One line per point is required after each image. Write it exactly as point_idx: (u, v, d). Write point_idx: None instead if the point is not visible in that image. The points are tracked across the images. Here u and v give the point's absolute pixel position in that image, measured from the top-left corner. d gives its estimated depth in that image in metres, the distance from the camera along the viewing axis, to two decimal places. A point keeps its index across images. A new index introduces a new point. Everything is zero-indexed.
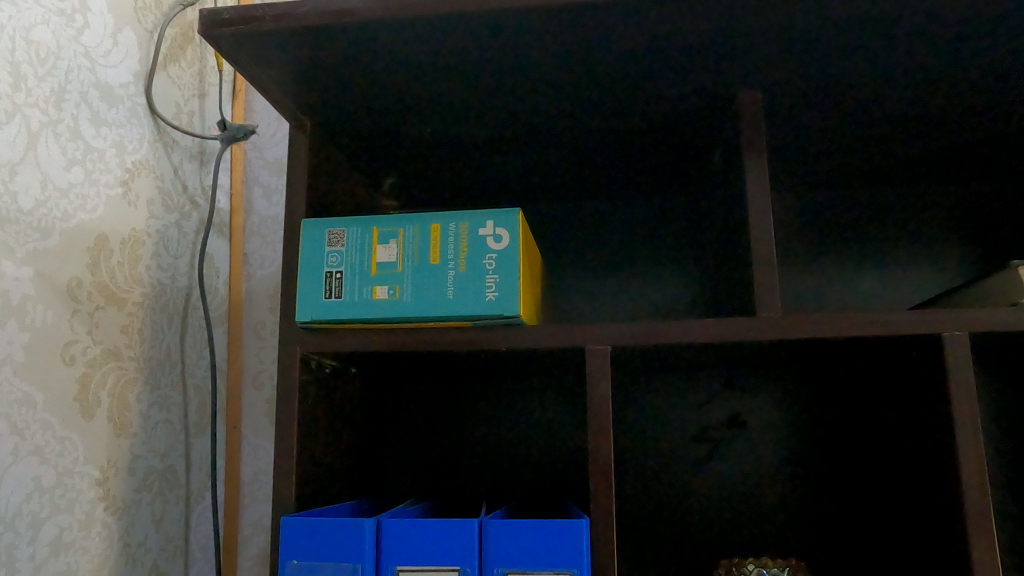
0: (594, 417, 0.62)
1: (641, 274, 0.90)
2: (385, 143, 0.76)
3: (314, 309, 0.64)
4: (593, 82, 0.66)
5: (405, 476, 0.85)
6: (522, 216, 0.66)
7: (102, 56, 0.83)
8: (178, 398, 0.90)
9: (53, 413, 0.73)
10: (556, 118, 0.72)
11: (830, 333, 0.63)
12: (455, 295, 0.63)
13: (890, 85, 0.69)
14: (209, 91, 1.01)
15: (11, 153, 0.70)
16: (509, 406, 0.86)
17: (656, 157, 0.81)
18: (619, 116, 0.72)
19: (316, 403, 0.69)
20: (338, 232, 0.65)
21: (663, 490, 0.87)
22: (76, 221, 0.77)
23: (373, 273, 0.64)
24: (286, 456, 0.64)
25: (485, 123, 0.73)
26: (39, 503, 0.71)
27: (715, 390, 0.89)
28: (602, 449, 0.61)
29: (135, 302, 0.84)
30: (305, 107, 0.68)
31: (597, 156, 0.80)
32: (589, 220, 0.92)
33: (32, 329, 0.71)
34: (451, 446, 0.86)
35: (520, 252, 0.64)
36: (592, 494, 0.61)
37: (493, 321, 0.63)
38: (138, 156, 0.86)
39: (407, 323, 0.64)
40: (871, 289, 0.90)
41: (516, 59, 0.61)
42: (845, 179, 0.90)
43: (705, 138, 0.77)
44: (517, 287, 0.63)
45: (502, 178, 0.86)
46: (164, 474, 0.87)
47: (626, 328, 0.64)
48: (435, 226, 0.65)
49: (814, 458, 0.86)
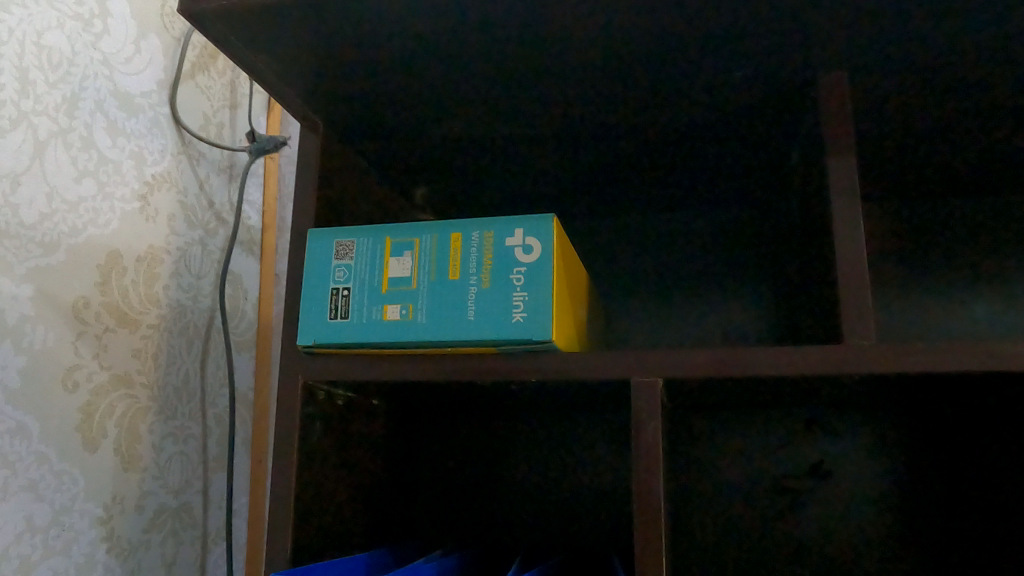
0: (641, 459, 0.51)
1: (706, 293, 0.79)
2: (412, 143, 0.69)
3: (317, 332, 0.56)
4: (642, 64, 0.56)
5: (440, 519, 0.78)
6: (557, 222, 0.55)
7: (122, 63, 0.78)
8: (197, 429, 0.83)
9: (51, 445, 0.67)
10: (601, 111, 0.63)
11: (936, 366, 0.50)
12: (477, 315, 0.54)
13: (1011, 60, 0.57)
14: (242, 102, 0.96)
15: (14, 163, 0.66)
16: (555, 445, 0.78)
17: (719, 156, 0.70)
18: (677, 106, 0.62)
19: (325, 440, 0.61)
20: (347, 242, 0.57)
21: (733, 546, 0.75)
22: (85, 237, 0.72)
23: (384, 290, 0.56)
24: (282, 499, 0.55)
25: (522, 118, 0.64)
26: (30, 544, 0.64)
27: (794, 430, 0.76)
28: (651, 503, 0.50)
29: (149, 325, 0.78)
30: (316, 102, 0.60)
31: (652, 155, 0.70)
32: (647, 234, 0.83)
33: (30, 352, 0.66)
34: (489, 487, 0.78)
35: (554, 265, 0.54)
36: (641, 552, 0.50)
37: (520, 347, 0.53)
38: (158, 168, 0.81)
39: (422, 349, 0.55)
40: (983, 314, 0.76)
41: (547, 35, 0.52)
42: (947, 184, 0.77)
43: (779, 133, 0.66)
44: (549, 307, 0.52)
45: (547, 185, 0.77)
46: (178, 512, 0.80)
47: (685, 357, 0.53)
48: (456, 235, 0.56)
49: (920, 514, 0.72)
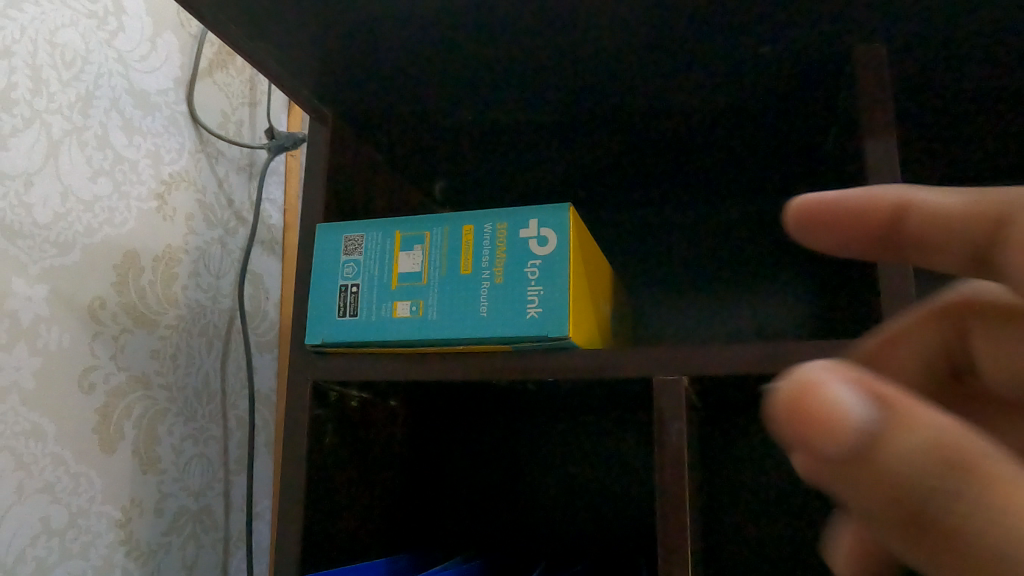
0: (670, 463, 0.48)
1: (740, 291, 0.77)
2: (425, 133, 0.67)
3: (326, 330, 0.54)
4: (662, 47, 0.53)
5: (460, 525, 0.77)
6: (574, 211, 0.52)
7: (137, 61, 0.77)
8: (217, 431, 0.82)
9: (68, 447, 0.66)
10: (620, 95, 0.60)
11: None
12: (490, 312, 0.51)
13: None
14: (262, 99, 0.95)
15: (28, 162, 0.65)
16: (575, 449, 0.77)
17: (748, 141, 0.67)
18: (702, 87, 0.59)
19: (337, 441, 0.59)
20: (356, 237, 0.55)
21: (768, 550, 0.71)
22: (101, 236, 0.71)
23: (393, 286, 0.53)
24: (291, 506, 0.53)
25: (539, 105, 0.62)
26: (46, 547, 0.63)
27: None
28: (679, 509, 0.47)
29: (168, 325, 0.78)
30: (324, 92, 0.59)
31: (676, 142, 0.67)
32: (676, 230, 0.81)
33: (45, 353, 0.65)
34: (509, 492, 0.77)
35: (571, 256, 0.51)
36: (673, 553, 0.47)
37: (534, 345, 0.50)
38: (176, 167, 0.80)
39: (433, 347, 0.52)
40: None
41: (560, 12, 0.49)
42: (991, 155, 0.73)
43: (811, 115, 0.62)
44: (565, 302, 0.49)
45: (569, 175, 0.74)
46: (198, 515, 0.79)
47: (711, 355, 0.49)
48: (469, 228, 0.53)
49: None
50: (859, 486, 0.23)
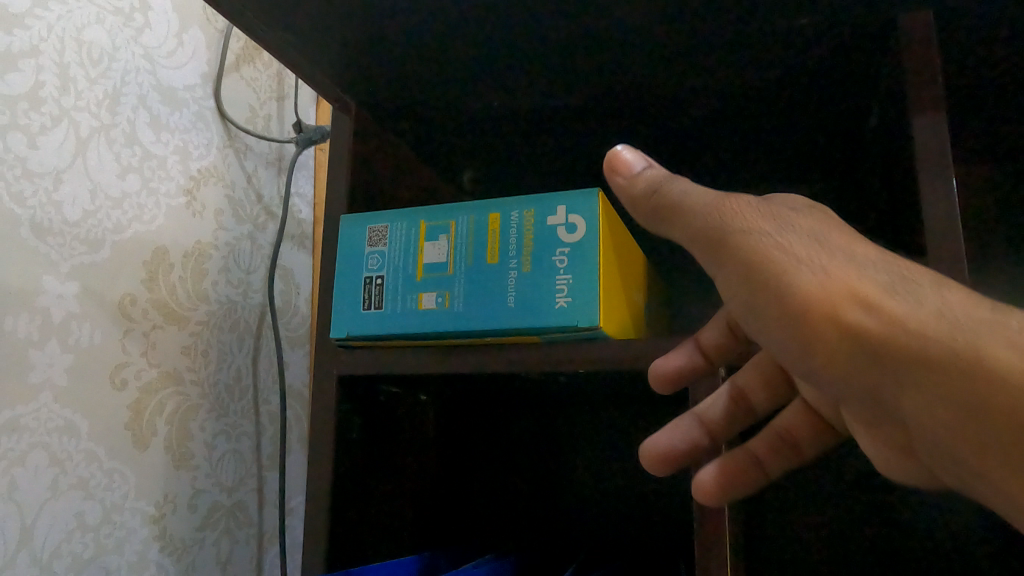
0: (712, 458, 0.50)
1: None
2: (452, 121, 0.65)
3: (350, 323, 0.53)
4: (694, 26, 0.51)
5: (493, 520, 0.75)
6: (604, 196, 0.50)
7: (164, 57, 0.77)
8: (250, 427, 0.82)
9: (101, 443, 0.66)
10: (651, 77, 0.58)
11: None
12: (517, 302, 0.49)
13: None
14: (289, 93, 0.95)
15: (57, 160, 0.65)
16: (608, 443, 0.75)
17: (786, 121, 0.65)
18: (736, 65, 0.56)
19: (365, 434, 0.59)
20: (380, 228, 0.54)
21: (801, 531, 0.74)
22: (130, 233, 0.71)
23: (418, 277, 0.52)
24: (318, 501, 0.53)
25: (566, 89, 0.60)
26: (81, 542, 0.63)
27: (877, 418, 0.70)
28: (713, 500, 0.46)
29: (199, 322, 0.78)
30: (347, 82, 0.58)
31: (710, 124, 0.65)
32: None
33: (77, 350, 0.65)
34: (541, 486, 0.75)
35: (600, 243, 0.49)
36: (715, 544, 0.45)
37: (563, 336, 0.49)
38: (204, 162, 0.80)
39: (458, 339, 0.51)
40: None
41: None
42: None
43: (854, 92, 0.59)
44: (595, 290, 0.47)
45: (600, 160, 0.72)
46: (232, 510, 0.79)
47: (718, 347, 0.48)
48: (495, 216, 0.52)
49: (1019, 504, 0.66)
50: (626, 183, 0.43)
